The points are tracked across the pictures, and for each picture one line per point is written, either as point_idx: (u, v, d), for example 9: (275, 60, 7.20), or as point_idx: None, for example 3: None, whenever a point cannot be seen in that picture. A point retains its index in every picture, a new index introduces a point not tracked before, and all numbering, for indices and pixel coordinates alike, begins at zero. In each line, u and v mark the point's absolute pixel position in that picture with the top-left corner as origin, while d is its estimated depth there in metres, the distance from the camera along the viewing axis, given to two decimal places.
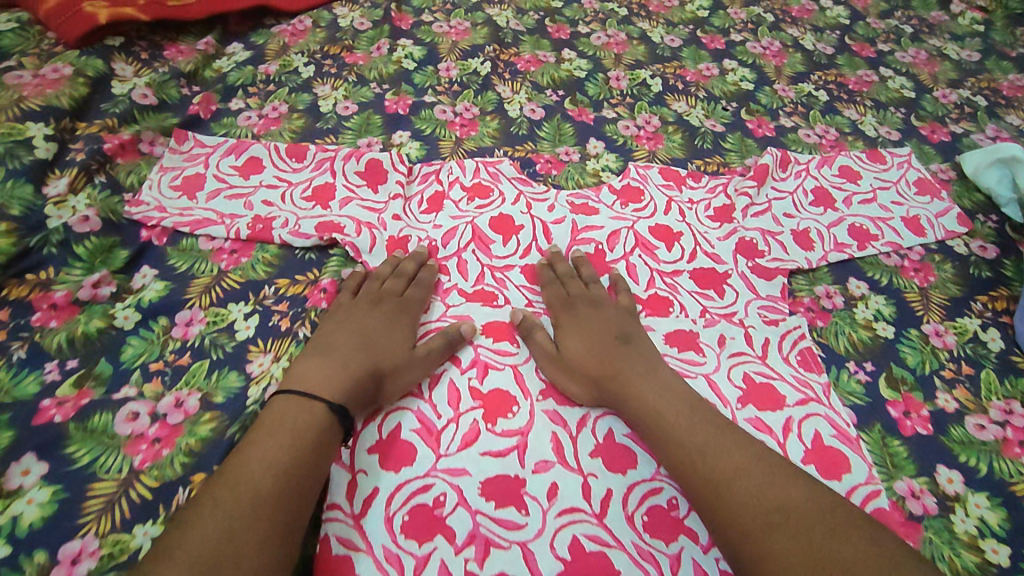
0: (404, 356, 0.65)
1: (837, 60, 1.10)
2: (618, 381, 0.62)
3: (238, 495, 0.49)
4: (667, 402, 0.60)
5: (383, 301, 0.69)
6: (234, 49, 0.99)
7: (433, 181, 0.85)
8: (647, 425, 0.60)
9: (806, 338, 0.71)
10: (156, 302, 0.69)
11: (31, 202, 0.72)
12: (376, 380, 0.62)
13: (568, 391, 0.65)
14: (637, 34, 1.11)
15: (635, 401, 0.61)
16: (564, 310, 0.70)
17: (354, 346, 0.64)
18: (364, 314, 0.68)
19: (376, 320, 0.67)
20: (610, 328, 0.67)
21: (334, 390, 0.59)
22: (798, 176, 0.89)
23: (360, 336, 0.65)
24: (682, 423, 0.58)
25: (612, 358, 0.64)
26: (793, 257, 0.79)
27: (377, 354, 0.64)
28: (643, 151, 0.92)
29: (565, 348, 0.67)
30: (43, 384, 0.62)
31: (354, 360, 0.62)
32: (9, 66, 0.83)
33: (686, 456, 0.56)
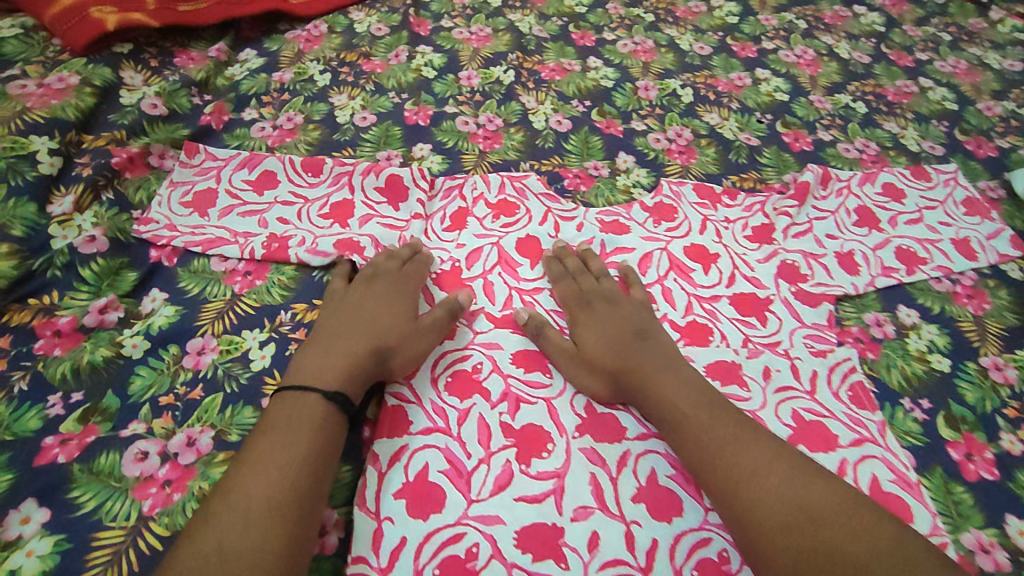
0: (411, 328, 0.64)
1: (875, 69, 1.05)
2: (639, 376, 0.61)
3: (231, 505, 0.48)
4: (689, 399, 0.59)
5: (380, 278, 0.68)
6: (246, 56, 0.95)
7: (457, 197, 0.81)
8: (667, 422, 0.58)
9: (857, 371, 0.67)
10: (166, 329, 0.65)
11: (34, 221, 0.68)
12: (384, 354, 0.61)
13: (585, 386, 0.63)
14: (665, 41, 1.07)
15: (655, 397, 0.60)
16: (579, 305, 0.69)
17: (358, 325, 0.63)
18: (364, 292, 0.66)
19: (378, 296, 0.66)
20: (625, 324, 0.66)
21: (341, 372, 0.58)
22: (839, 194, 0.84)
23: (362, 314, 0.64)
24: (703, 421, 0.57)
25: (630, 354, 0.63)
26: (838, 282, 0.75)
27: (383, 329, 0.63)
28: (676, 166, 0.87)
29: (583, 343, 0.66)
30: (45, 420, 0.58)
31: (358, 338, 0.61)
32: (13, 74, 0.79)
33: (708, 455, 0.55)
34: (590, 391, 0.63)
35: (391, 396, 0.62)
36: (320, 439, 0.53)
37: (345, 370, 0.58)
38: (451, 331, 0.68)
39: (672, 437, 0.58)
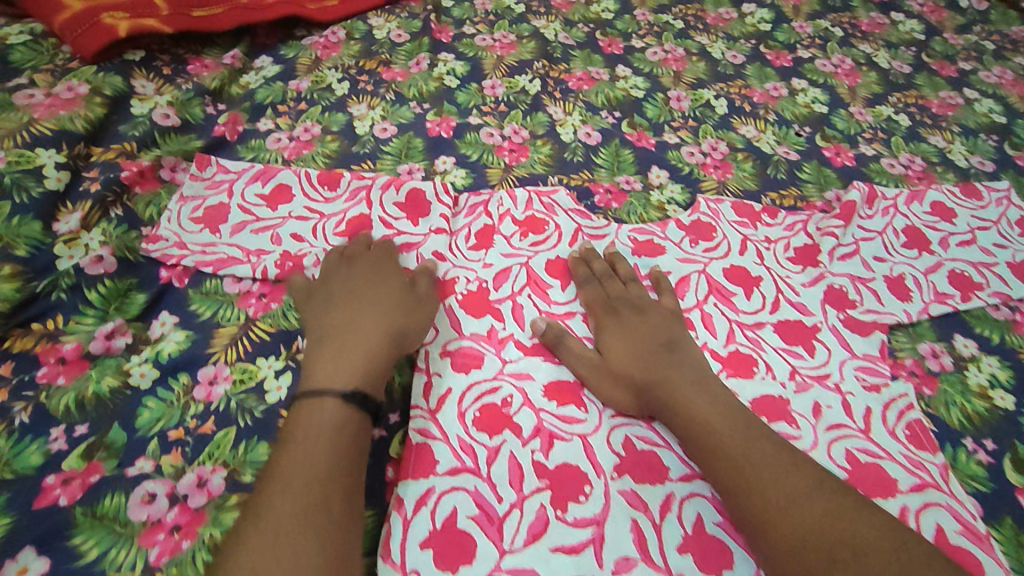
0: (410, 304, 0.64)
1: (916, 79, 1.00)
2: (666, 389, 0.58)
3: (260, 526, 0.44)
4: (721, 417, 0.55)
5: (362, 268, 0.67)
6: (262, 63, 0.91)
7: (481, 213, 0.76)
8: (695, 440, 0.55)
9: (914, 408, 0.62)
10: (177, 357, 0.62)
11: (39, 240, 0.64)
12: (395, 333, 0.60)
13: (608, 397, 0.61)
14: (696, 49, 1.02)
15: (683, 413, 0.56)
16: (606, 313, 0.66)
17: (360, 315, 0.61)
18: (350, 284, 0.65)
19: (366, 285, 0.64)
20: (653, 335, 0.63)
21: (359, 365, 0.56)
22: (886, 213, 0.79)
23: (359, 304, 0.62)
24: (736, 440, 0.53)
25: (657, 363, 0.60)
26: (889, 309, 0.70)
27: (386, 310, 0.62)
28: (712, 182, 0.83)
29: (607, 352, 0.63)
30: (48, 455, 0.54)
31: (364, 326, 0.60)
32: (20, 84, 0.76)
33: (740, 477, 0.51)
34: (612, 403, 0.60)
35: (416, 432, 0.58)
36: (348, 436, 0.51)
37: (362, 357, 0.57)
38: (478, 360, 0.63)
39: (700, 456, 0.54)
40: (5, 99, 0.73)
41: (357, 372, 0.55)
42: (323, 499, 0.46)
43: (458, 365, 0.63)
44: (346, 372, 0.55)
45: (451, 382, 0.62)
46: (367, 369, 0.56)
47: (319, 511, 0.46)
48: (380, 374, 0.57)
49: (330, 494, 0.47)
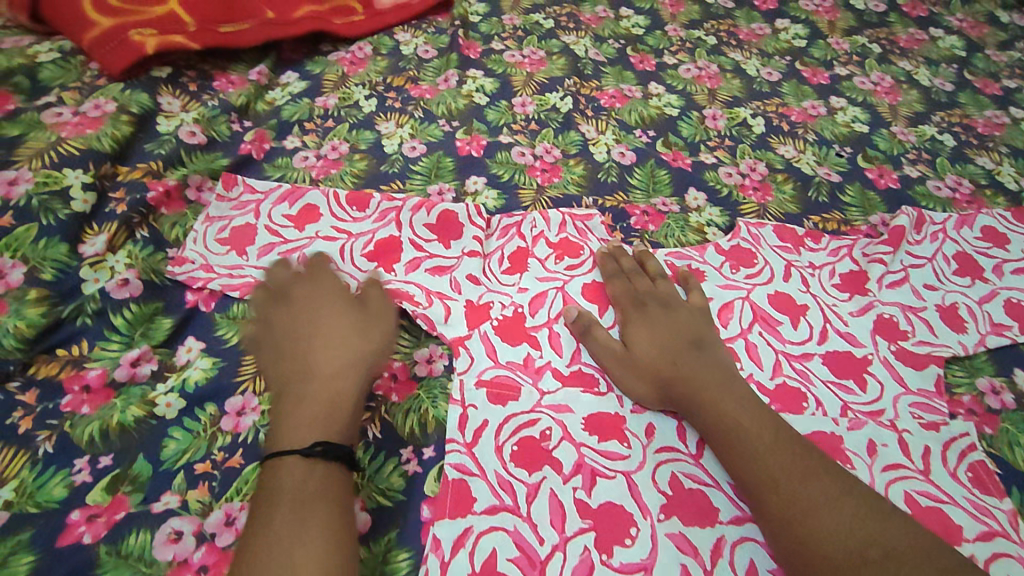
0: (364, 332, 0.61)
1: (959, 98, 0.97)
2: (692, 386, 0.58)
3: None
4: (749, 415, 0.55)
5: (306, 299, 0.63)
6: (288, 79, 0.90)
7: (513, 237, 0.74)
8: (719, 435, 0.54)
9: (976, 449, 0.59)
10: (203, 386, 0.60)
11: (65, 263, 0.62)
12: (357, 366, 0.58)
13: (631, 390, 0.60)
14: (730, 66, 0.99)
15: (709, 408, 0.56)
16: (632, 307, 0.66)
17: (319, 353, 0.58)
18: (299, 318, 0.62)
19: (315, 317, 0.62)
20: (681, 332, 0.63)
21: (330, 400, 0.55)
22: (935, 238, 0.76)
23: (314, 341, 0.59)
24: (763, 440, 0.53)
25: (681, 362, 0.60)
26: (944, 341, 0.67)
27: (339, 345, 0.59)
28: (752, 205, 0.80)
29: (631, 346, 0.62)
30: (71, 488, 0.52)
31: (322, 366, 0.57)
32: (48, 102, 0.74)
33: (764, 475, 0.51)
34: (634, 396, 0.60)
35: (452, 468, 0.56)
36: (313, 491, 0.48)
37: (328, 402, 0.55)
38: (515, 391, 0.61)
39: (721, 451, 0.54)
40: (32, 117, 0.72)
41: (324, 421, 0.53)
42: (284, 551, 0.44)
43: (494, 397, 0.60)
44: (315, 423, 0.53)
45: (486, 415, 0.59)
46: (333, 413, 0.54)
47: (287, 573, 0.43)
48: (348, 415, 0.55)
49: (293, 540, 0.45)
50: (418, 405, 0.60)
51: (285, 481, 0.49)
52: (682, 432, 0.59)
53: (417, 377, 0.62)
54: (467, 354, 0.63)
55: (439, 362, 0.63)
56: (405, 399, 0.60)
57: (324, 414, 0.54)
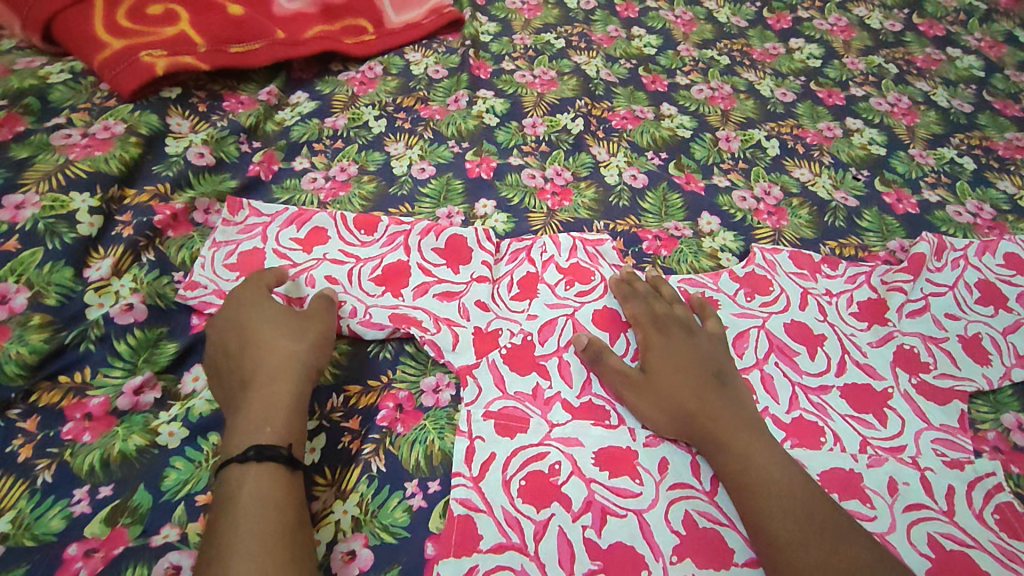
0: (296, 333, 0.59)
1: (979, 119, 0.96)
2: (713, 423, 0.57)
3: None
4: (767, 457, 0.54)
5: (240, 302, 0.61)
6: (298, 99, 0.89)
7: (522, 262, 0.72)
8: (735, 476, 0.54)
9: (1003, 490, 0.57)
10: (207, 415, 0.58)
11: (69, 288, 0.62)
12: (292, 365, 0.57)
13: (647, 419, 0.59)
14: (744, 87, 0.98)
15: (728, 448, 0.55)
16: (654, 330, 0.64)
17: (255, 356, 0.57)
18: (233, 325, 0.60)
19: (249, 321, 0.60)
20: (701, 362, 0.61)
21: (266, 411, 0.53)
22: (956, 265, 0.74)
23: (249, 345, 0.58)
24: (779, 484, 0.52)
25: (701, 394, 0.58)
26: (967, 374, 0.65)
27: (269, 346, 0.57)
28: (767, 230, 0.78)
29: (649, 373, 0.61)
30: (70, 520, 0.51)
31: (259, 370, 0.56)
32: (57, 124, 0.74)
33: (771, 520, 0.50)
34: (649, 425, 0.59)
35: (458, 504, 0.54)
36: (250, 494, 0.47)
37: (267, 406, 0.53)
38: (524, 423, 0.59)
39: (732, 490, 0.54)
40: (42, 140, 0.72)
41: (267, 426, 0.52)
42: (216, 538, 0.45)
43: (503, 428, 0.59)
44: (256, 429, 0.51)
45: (494, 447, 0.57)
46: (272, 416, 0.53)
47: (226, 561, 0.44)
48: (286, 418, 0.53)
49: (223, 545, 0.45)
50: (424, 437, 0.59)
51: (225, 486, 0.48)
52: (696, 467, 0.58)
53: (424, 407, 0.61)
54: (474, 384, 0.62)
55: (446, 392, 0.62)
56: (410, 430, 0.59)
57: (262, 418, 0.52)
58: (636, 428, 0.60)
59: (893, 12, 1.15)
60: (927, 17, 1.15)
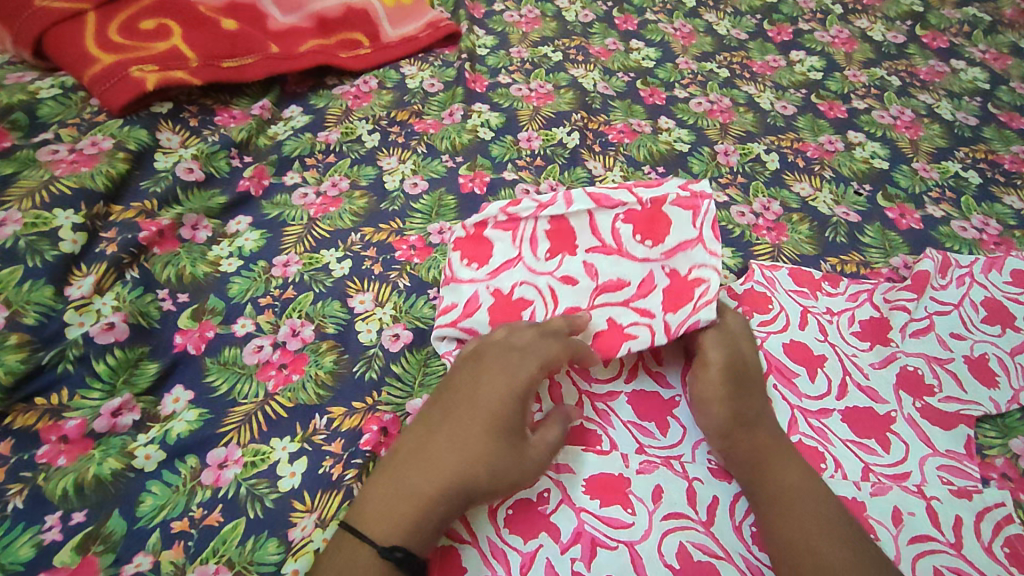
0: (522, 446, 0.53)
1: (984, 132, 0.94)
2: (760, 449, 0.54)
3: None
4: (813, 488, 0.52)
5: (510, 381, 0.54)
6: (291, 113, 0.88)
7: (600, 234, 0.62)
8: (778, 498, 0.52)
9: (1012, 521, 0.55)
10: (186, 437, 0.57)
11: (49, 307, 0.61)
12: (491, 475, 0.51)
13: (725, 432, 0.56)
14: (743, 100, 0.97)
15: (779, 474, 0.53)
16: (741, 336, 0.62)
17: (460, 433, 0.52)
18: (472, 408, 0.53)
19: (492, 386, 0.54)
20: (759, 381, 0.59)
21: (431, 509, 0.50)
22: (962, 283, 0.72)
23: (473, 415, 0.53)
24: (811, 519, 0.50)
25: (765, 422, 0.57)
26: (974, 398, 0.63)
27: (491, 440, 0.52)
28: (765, 246, 0.77)
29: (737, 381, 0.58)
30: (40, 547, 0.49)
31: (456, 447, 0.52)
32: (45, 139, 0.74)
33: (816, 547, 0.48)
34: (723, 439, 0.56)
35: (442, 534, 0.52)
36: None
37: (419, 493, 0.50)
38: None
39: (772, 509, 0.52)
40: (28, 155, 0.71)
41: (408, 518, 0.49)
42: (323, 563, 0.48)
43: None
44: (397, 516, 0.49)
45: None
46: (420, 514, 0.49)
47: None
48: (436, 524, 0.50)
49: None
50: None
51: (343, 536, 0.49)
52: (693, 497, 0.55)
53: None
54: None
55: None
56: None
57: (411, 508, 0.49)
58: (629, 454, 0.58)
59: (896, 24, 1.14)
60: (931, 29, 1.13)
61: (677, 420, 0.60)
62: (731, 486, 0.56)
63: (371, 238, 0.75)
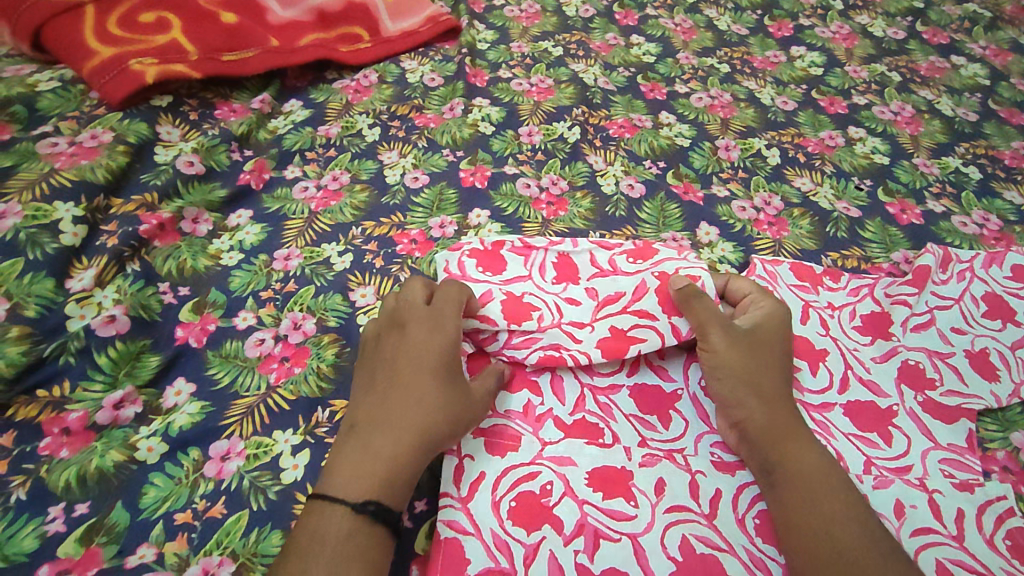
0: (466, 388, 0.55)
1: (984, 128, 0.94)
2: (780, 429, 0.54)
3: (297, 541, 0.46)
4: (830, 471, 0.52)
5: (434, 331, 0.56)
6: (291, 107, 0.88)
7: (598, 264, 0.66)
8: (797, 481, 0.52)
9: (1014, 514, 0.55)
10: (188, 430, 0.57)
11: (50, 299, 0.60)
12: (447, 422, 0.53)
13: (741, 403, 0.56)
14: (744, 95, 0.96)
15: (796, 457, 0.53)
16: (773, 320, 0.61)
17: (402, 387, 0.53)
18: (411, 363, 0.55)
19: (422, 340, 0.56)
20: (777, 360, 0.59)
21: (393, 459, 0.50)
22: (962, 278, 0.72)
23: (412, 369, 0.54)
24: (842, 507, 0.50)
25: (784, 402, 0.56)
26: (975, 392, 0.63)
27: (438, 389, 0.53)
28: (767, 241, 0.77)
29: (749, 348, 0.58)
30: (42, 539, 0.49)
31: (406, 400, 0.53)
32: (44, 132, 0.73)
33: (834, 531, 0.49)
34: (739, 409, 0.56)
35: (445, 526, 0.52)
36: (341, 527, 0.46)
37: (383, 451, 0.50)
38: (514, 441, 0.57)
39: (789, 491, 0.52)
40: (27, 148, 0.71)
41: (379, 474, 0.49)
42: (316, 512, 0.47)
43: (493, 446, 0.57)
44: (367, 475, 0.49)
45: (484, 466, 0.56)
46: (391, 469, 0.50)
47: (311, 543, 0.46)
48: (408, 480, 0.50)
49: (305, 544, 0.46)
50: None
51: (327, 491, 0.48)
52: (695, 489, 0.56)
53: None
54: None
55: None
56: None
57: (381, 468, 0.49)
58: (632, 447, 0.58)
59: (896, 20, 1.14)
60: (931, 25, 1.13)
61: (679, 413, 0.60)
62: (734, 478, 0.57)
63: (373, 231, 0.75)
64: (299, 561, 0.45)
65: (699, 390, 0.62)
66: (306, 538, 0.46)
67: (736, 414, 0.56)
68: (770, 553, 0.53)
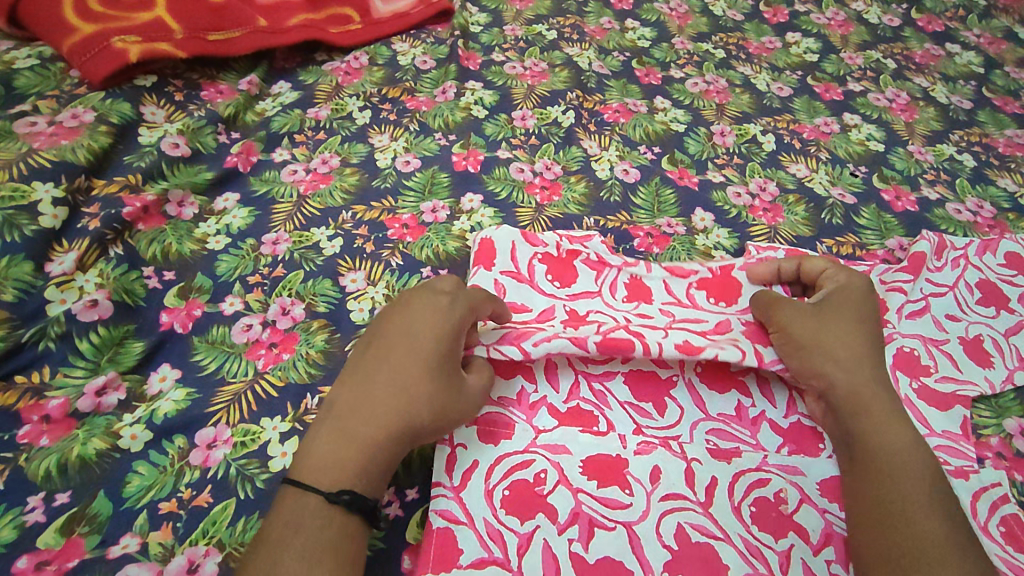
0: (459, 383, 0.53)
1: (979, 116, 0.94)
2: (862, 403, 0.55)
3: (275, 525, 0.45)
4: (912, 454, 0.52)
5: (432, 316, 0.54)
6: (279, 89, 0.86)
7: (674, 293, 0.66)
8: (876, 459, 0.52)
9: (1009, 500, 0.56)
10: (173, 418, 0.55)
11: (29, 283, 0.59)
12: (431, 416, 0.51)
13: (818, 374, 0.56)
14: (740, 81, 0.95)
15: (878, 434, 0.53)
16: (848, 307, 0.60)
17: (391, 372, 0.52)
18: (404, 347, 0.53)
19: (423, 329, 0.54)
20: (854, 340, 0.58)
21: (364, 450, 0.49)
22: (957, 265, 0.72)
23: (407, 356, 0.52)
24: (919, 489, 0.50)
25: (869, 380, 0.56)
26: (970, 377, 0.64)
27: (428, 381, 0.51)
28: (762, 227, 0.76)
29: (819, 318, 0.59)
30: (22, 529, 0.48)
31: (393, 389, 0.51)
32: (22, 110, 0.71)
33: (909, 509, 0.49)
34: (819, 381, 0.56)
35: (438, 515, 0.51)
36: (315, 517, 0.45)
37: (359, 437, 0.49)
38: (509, 429, 0.56)
39: (869, 466, 0.52)
40: (4, 127, 0.69)
41: (354, 459, 0.48)
42: (297, 497, 0.46)
43: (486, 435, 0.56)
44: (343, 461, 0.48)
45: (477, 455, 0.55)
46: (367, 457, 0.48)
47: (287, 530, 0.44)
48: (382, 471, 0.49)
49: (279, 530, 0.44)
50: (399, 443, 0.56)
51: (314, 473, 0.47)
52: (691, 477, 0.55)
53: None
54: None
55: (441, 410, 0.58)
56: None
57: (357, 456, 0.48)
58: (626, 435, 0.57)
59: (892, 7, 1.13)
60: (926, 12, 1.12)
61: (674, 400, 0.60)
62: (730, 466, 0.56)
63: (363, 216, 0.73)
64: (272, 551, 0.43)
65: (694, 376, 0.61)
66: (280, 525, 0.45)
67: (815, 385, 0.57)
68: (765, 542, 0.52)
